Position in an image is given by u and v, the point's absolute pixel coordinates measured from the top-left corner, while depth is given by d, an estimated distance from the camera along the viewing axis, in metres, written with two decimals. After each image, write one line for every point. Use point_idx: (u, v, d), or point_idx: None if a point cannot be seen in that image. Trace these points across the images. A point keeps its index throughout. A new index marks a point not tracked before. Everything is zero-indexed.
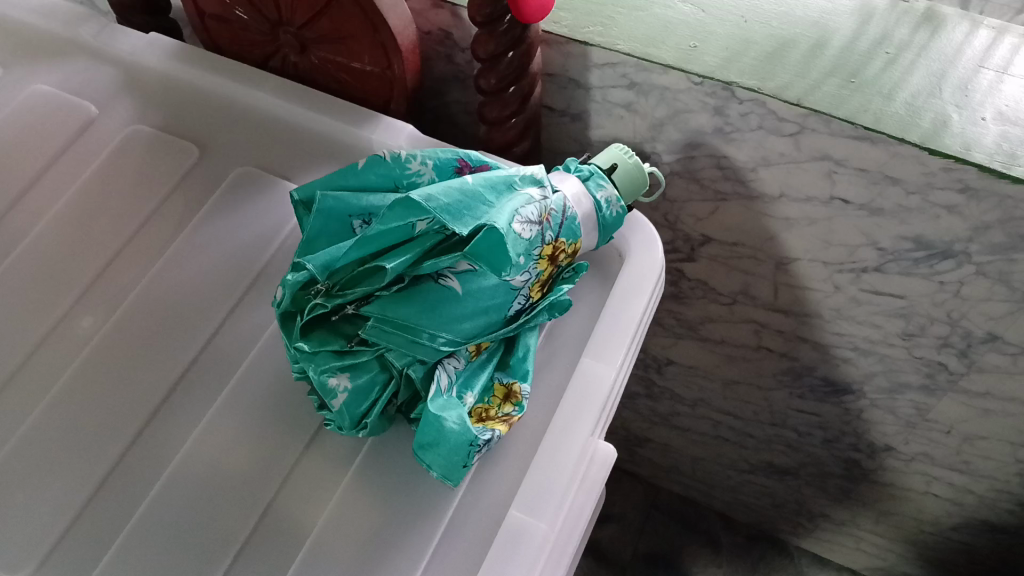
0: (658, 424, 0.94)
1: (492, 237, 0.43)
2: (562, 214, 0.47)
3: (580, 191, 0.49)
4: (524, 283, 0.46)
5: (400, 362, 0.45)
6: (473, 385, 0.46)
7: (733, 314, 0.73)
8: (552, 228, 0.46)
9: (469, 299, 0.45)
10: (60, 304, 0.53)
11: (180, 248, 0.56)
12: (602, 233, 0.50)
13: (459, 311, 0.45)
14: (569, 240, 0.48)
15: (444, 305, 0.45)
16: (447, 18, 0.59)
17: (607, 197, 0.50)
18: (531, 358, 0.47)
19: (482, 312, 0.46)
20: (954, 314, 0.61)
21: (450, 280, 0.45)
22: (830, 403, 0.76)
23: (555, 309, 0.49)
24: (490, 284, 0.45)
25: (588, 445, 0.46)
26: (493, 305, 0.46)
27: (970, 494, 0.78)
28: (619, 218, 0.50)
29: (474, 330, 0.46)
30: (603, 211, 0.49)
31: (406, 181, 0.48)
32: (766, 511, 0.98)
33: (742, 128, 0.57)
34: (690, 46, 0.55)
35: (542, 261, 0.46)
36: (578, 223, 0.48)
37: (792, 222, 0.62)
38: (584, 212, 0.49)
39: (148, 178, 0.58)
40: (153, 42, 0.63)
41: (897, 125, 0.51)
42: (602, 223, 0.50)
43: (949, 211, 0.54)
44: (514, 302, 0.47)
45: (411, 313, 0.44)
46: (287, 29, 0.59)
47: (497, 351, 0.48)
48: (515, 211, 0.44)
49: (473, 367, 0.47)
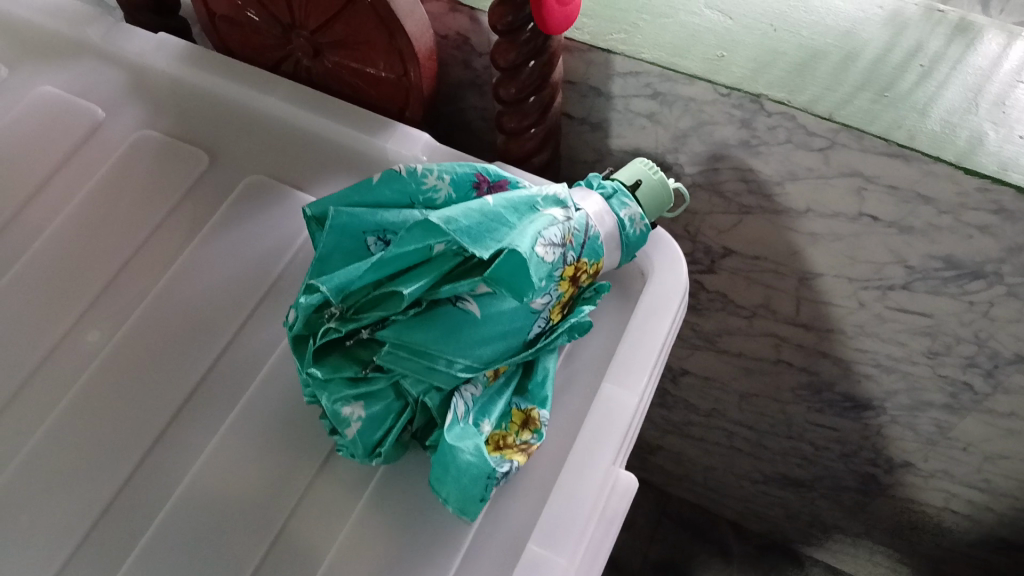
0: (671, 432, 0.93)
1: (513, 261, 0.42)
2: (585, 233, 0.45)
3: (602, 209, 0.47)
4: (544, 305, 0.45)
5: (417, 390, 0.44)
6: (490, 414, 0.44)
7: (753, 327, 0.71)
8: (575, 248, 0.45)
9: (488, 323, 0.44)
10: (68, 316, 0.52)
11: (190, 260, 0.54)
12: (624, 252, 0.49)
13: (477, 335, 0.44)
14: (591, 259, 0.46)
15: (462, 330, 0.43)
16: (465, 23, 0.57)
17: (631, 215, 0.48)
18: (550, 383, 0.46)
19: (502, 336, 0.44)
20: (981, 334, 0.59)
21: (469, 304, 0.44)
22: (850, 418, 0.74)
23: (576, 330, 0.47)
24: (510, 308, 0.44)
25: (608, 475, 0.45)
26: (513, 328, 0.44)
27: (989, 512, 0.76)
28: (642, 236, 0.48)
29: (493, 355, 0.44)
30: (626, 229, 0.48)
31: (422, 197, 0.47)
32: (778, 521, 0.96)
33: (769, 142, 0.55)
34: (717, 56, 0.53)
35: (563, 281, 0.45)
36: (600, 243, 0.46)
37: (817, 237, 0.60)
38: (607, 231, 0.47)
39: (157, 186, 0.57)
40: (163, 44, 0.61)
41: (931, 142, 0.49)
42: (625, 241, 0.48)
43: (982, 231, 0.52)
44: (533, 324, 0.45)
45: (428, 338, 0.43)
46: (299, 33, 0.57)
47: (515, 375, 0.47)
48: (540, 234, 0.42)
49: (489, 393, 0.45)
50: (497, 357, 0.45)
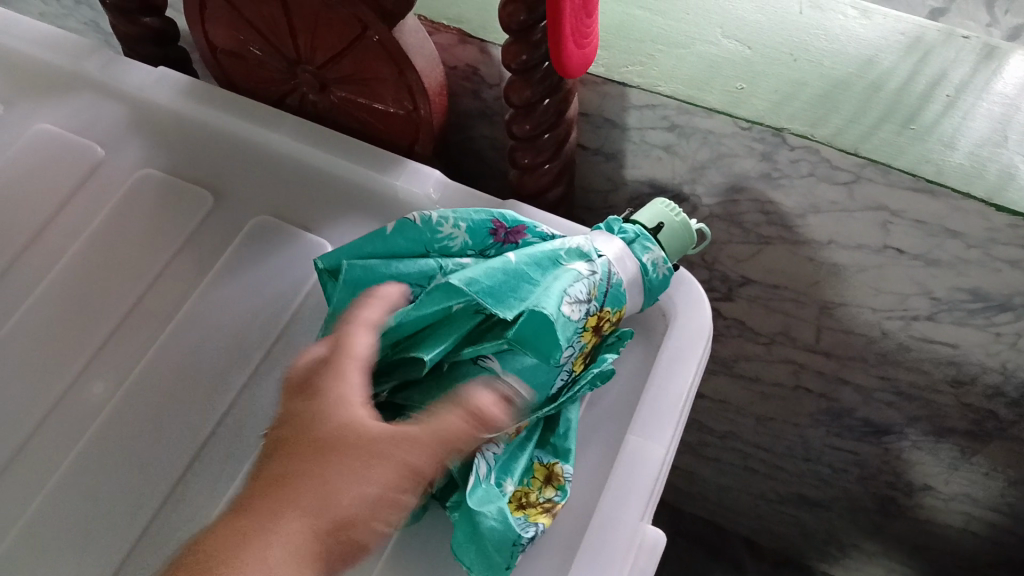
0: (685, 451, 0.92)
1: (537, 319, 0.41)
2: (608, 281, 0.44)
3: (624, 252, 0.46)
4: (568, 359, 0.43)
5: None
6: (510, 473, 0.43)
7: (771, 353, 0.70)
8: (597, 300, 0.44)
9: (510, 378, 0.43)
10: (72, 367, 0.51)
11: (197, 306, 0.53)
12: (647, 296, 0.47)
13: (499, 391, 0.43)
14: (615, 308, 0.45)
15: (482, 387, 0.42)
16: (475, 54, 0.55)
17: (653, 259, 0.46)
18: (572, 436, 0.45)
19: (526, 392, 0.43)
20: (1008, 364, 0.58)
21: (490, 361, 0.43)
22: (869, 442, 0.73)
23: (597, 379, 0.45)
24: (531, 362, 0.43)
25: (635, 534, 0.44)
26: (536, 384, 0.43)
27: (1011, 534, 0.75)
28: (664, 279, 0.47)
29: (516, 411, 0.43)
30: (648, 274, 0.46)
31: (434, 244, 0.46)
32: (793, 539, 0.95)
33: (791, 175, 0.54)
34: (736, 88, 0.52)
35: (587, 332, 0.44)
36: (622, 290, 0.45)
37: (840, 268, 0.58)
38: (629, 276, 0.46)
39: (160, 228, 0.55)
40: (163, 78, 0.59)
41: (960, 177, 0.48)
42: (647, 286, 0.47)
43: (1012, 265, 0.51)
44: (556, 378, 0.44)
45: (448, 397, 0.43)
46: (306, 68, 0.56)
47: (537, 429, 0.45)
48: (565, 290, 0.41)
49: (511, 449, 0.44)
50: (521, 413, 0.43)
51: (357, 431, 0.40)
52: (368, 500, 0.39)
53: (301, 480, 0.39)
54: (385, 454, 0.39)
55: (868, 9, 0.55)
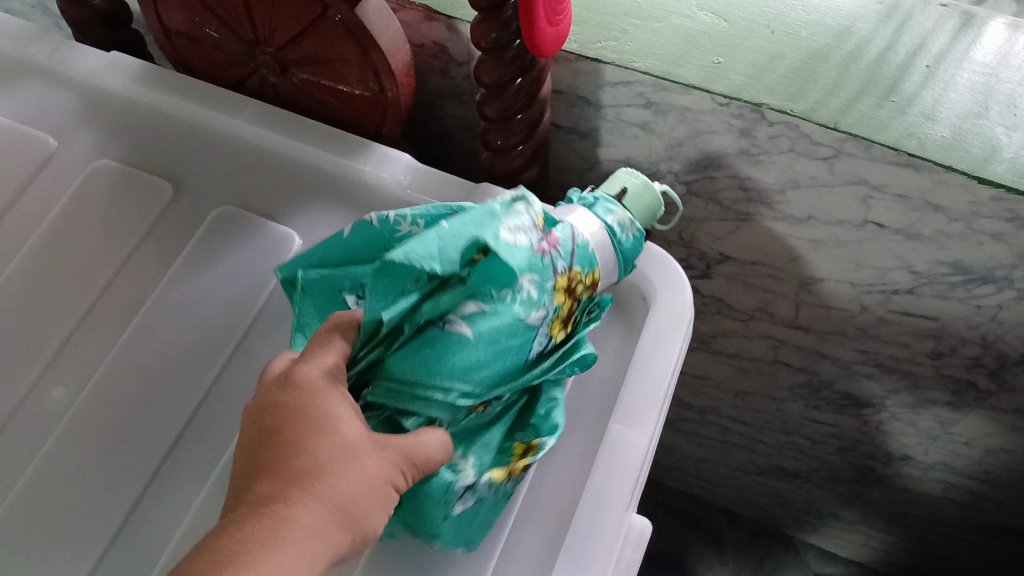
0: (664, 426, 0.92)
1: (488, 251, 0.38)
2: (571, 242, 0.42)
3: (587, 218, 0.45)
4: (541, 319, 0.41)
5: (415, 424, 0.41)
6: (476, 447, 0.42)
7: (750, 329, 0.69)
8: (564, 257, 0.41)
9: (484, 343, 0.39)
10: (29, 372, 0.48)
11: (158, 303, 0.50)
12: (619, 261, 0.46)
13: (471, 356, 0.39)
14: (585, 269, 0.43)
15: (452, 354, 0.39)
16: (442, 31, 0.53)
17: (619, 221, 0.45)
18: (556, 414, 0.44)
19: (499, 355, 0.40)
20: (988, 336, 0.58)
21: (457, 324, 0.39)
22: (848, 415, 0.73)
23: (578, 365, 0.44)
24: (503, 321, 0.39)
25: (623, 525, 0.43)
26: (513, 349, 0.40)
27: (988, 500, 0.76)
28: (636, 242, 0.46)
29: (493, 378, 0.40)
30: (617, 236, 0.45)
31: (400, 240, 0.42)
32: (772, 509, 0.96)
33: (770, 150, 0.52)
34: (713, 63, 0.50)
35: (558, 291, 0.41)
36: (591, 249, 0.43)
37: (819, 243, 0.57)
38: (598, 240, 0.44)
39: (118, 222, 0.53)
40: (115, 63, 0.56)
41: (943, 151, 0.47)
42: (620, 252, 0.45)
43: (994, 238, 0.50)
44: (533, 342, 0.41)
45: (418, 369, 0.39)
46: (264, 49, 0.53)
47: (518, 407, 0.43)
48: (511, 222, 0.39)
49: (483, 421, 0.42)
50: (496, 382, 0.41)
51: (350, 418, 0.36)
52: (373, 486, 0.35)
53: (303, 457, 0.34)
54: (383, 447, 0.36)
55: None
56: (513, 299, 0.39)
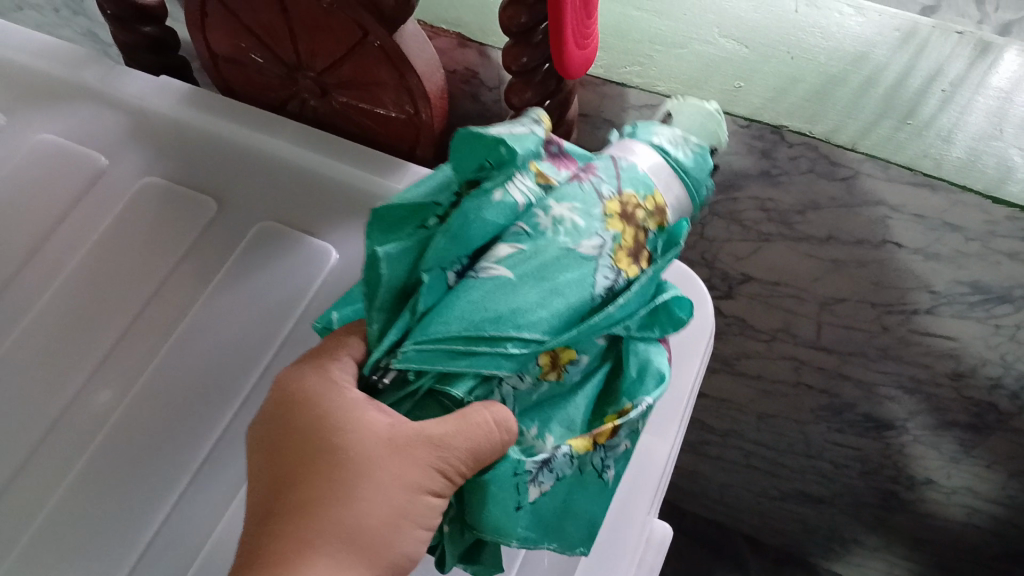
0: (687, 450, 0.92)
1: (504, 156, 0.38)
2: (613, 167, 0.40)
3: (630, 145, 0.42)
4: (598, 249, 0.37)
5: (463, 389, 0.37)
6: (554, 422, 0.38)
7: (772, 350, 0.70)
8: (608, 183, 0.39)
9: (531, 282, 0.36)
10: (75, 378, 0.50)
11: (200, 314, 0.53)
12: (685, 181, 0.41)
13: (519, 294, 0.35)
14: (642, 192, 0.40)
15: (496, 293, 0.35)
16: (475, 57, 0.56)
17: (670, 138, 0.42)
18: (648, 379, 0.39)
19: (552, 294, 0.36)
20: (1008, 356, 0.59)
21: (495, 265, 0.36)
22: (871, 438, 0.73)
23: (668, 326, 0.40)
24: (551, 250, 0.37)
25: (645, 528, 0.45)
26: (568, 287, 0.36)
27: (1012, 525, 0.76)
28: (695, 158, 0.42)
29: (556, 324, 0.36)
30: (675, 155, 0.42)
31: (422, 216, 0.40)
32: (795, 535, 0.97)
33: (789, 171, 0.54)
34: (735, 87, 0.52)
35: (612, 219, 0.38)
36: (644, 175, 0.40)
37: (839, 264, 0.59)
38: (653, 163, 0.41)
39: (161, 239, 0.55)
40: (164, 87, 0.59)
41: (959, 172, 0.48)
42: (685, 172, 0.42)
43: (1011, 258, 0.52)
44: (596, 276, 0.37)
45: (462, 320, 0.35)
46: (306, 73, 0.57)
47: (600, 378, 0.40)
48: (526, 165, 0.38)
49: (561, 393, 0.39)
50: (560, 328, 0.36)
51: (358, 434, 0.37)
52: (389, 501, 0.36)
53: (308, 495, 0.36)
54: (397, 454, 0.36)
55: (863, 5, 0.54)
56: (554, 232, 0.37)
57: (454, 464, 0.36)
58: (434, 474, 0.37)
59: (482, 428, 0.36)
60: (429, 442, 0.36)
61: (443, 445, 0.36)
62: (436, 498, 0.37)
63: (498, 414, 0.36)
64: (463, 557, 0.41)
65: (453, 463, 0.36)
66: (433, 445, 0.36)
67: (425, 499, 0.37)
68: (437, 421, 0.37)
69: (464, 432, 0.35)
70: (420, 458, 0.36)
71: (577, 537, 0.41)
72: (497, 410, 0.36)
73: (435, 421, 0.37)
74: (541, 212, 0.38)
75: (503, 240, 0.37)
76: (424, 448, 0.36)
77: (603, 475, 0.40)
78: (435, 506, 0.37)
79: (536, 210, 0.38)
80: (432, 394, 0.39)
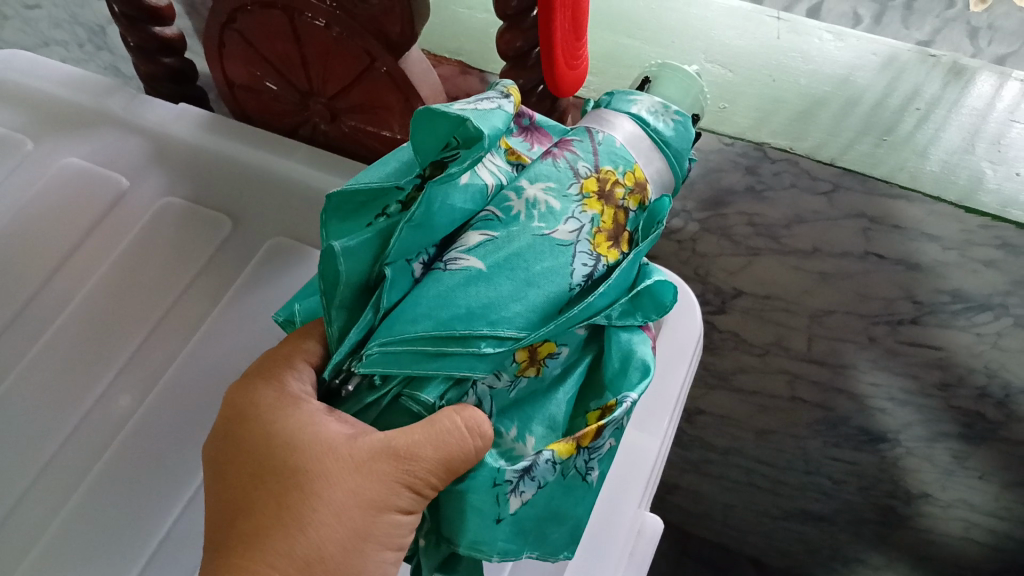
0: (690, 470, 0.94)
1: (470, 132, 0.38)
2: (592, 143, 0.42)
3: (608, 116, 0.44)
4: (575, 233, 0.39)
5: (434, 394, 0.38)
6: (534, 422, 0.40)
7: (767, 364, 0.72)
8: (584, 159, 0.42)
9: (503, 276, 0.37)
10: (98, 383, 0.54)
11: (216, 321, 0.56)
12: (667, 153, 0.44)
13: (492, 290, 0.37)
14: (620, 168, 0.42)
15: (471, 290, 0.37)
16: (476, 84, 0.60)
17: (647, 108, 0.45)
18: (634, 371, 0.41)
19: (526, 287, 0.37)
20: (992, 364, 0.60)
21: (467, 260, 0.38)
22: (866, 451, 0.75)
23: (651, 311, 0.43)
24: (526, 243, 0.38)
25: (636, 521, 0.48)
26: (542, 277, 0.38)
27: (1010, 539, 0.77)
28: (676, 129, 0.44)
29: (529, 319, 0.37)
30: (652, 124, 0.44)
31: (382, 199, 0.41)
32: (798, 555, 0.98)
33: (774, 186, 0.57)
34: (720, 108, 0.55)
35: (589, 199, 0.40)
36: (621, 149, 0.43)
37: (826, 276, 0.61)
38: (629, 134, 0.44)
39: (182, 252, 0.59)
40: (183, 114, 0.64)
41: (933, 184, 0.51)
42: (662, 140, 0.44)
43: (988, 265, 0.54)
44: (574, 263, 0.39)
45: (431, 319, 0.36)
46: (318, 99, 0.61)
47: (583, 368, 0.42)
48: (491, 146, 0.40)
49: (541, 387, 0.41)
50: (535, 321, 0.38)
51: (320, 451, 0.38)
52: (352, 520, 0.37)
53: (270, 518, 0.38)
54: (360, 470, 0.37)
55: (842, 31, 0.55)
56: (528, 216, 0.39)
57: (420, 476, 0.37)
58: (398, 490, 0.38)
59: (452, 434, 0.36)
60: (393, 455, 0.37)
61: (409, 457, 0.37)
62: (403, 515, 0.39)
63: (470, 419, 0.37)
64: (441, 567, 0.43)
65: (418, 475, 0.37)
66: (399, 459, 0.37)
67: (392, 517, 0.38)
68: (401, 431, 0.38)
69: (435, 441, 0.36)
70: (386, 475, 0.37)
71: (561, 541, 0.43)
72: (468, 414, 0.37)
73: (399, 432, 0.38)
74: (514, 195, 0.40)
75: (474, 227, 0.39)
76: (388, 463, 0.37)
77: (587, 476, 0.41)
78: (402, 524, 0.39)
79: (507, 192, 0.40)
80: (401, 401, 0.40)
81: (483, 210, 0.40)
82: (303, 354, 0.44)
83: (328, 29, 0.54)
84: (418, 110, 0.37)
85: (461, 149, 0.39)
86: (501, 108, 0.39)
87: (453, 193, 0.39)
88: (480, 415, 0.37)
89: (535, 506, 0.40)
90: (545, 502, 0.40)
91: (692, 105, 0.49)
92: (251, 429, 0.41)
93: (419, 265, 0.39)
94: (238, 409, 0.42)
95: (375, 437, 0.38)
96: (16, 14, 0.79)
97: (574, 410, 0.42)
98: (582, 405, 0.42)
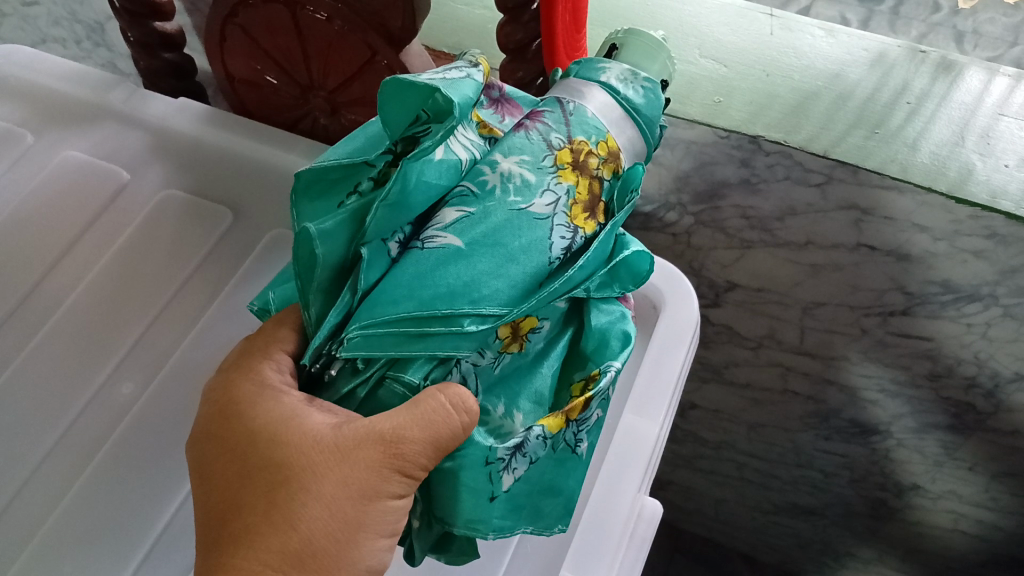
0: (682, 465, 0.96)
1: (439, 104, 0.39)
2: (565, 114, 0.43)
3: (580, 86, 0.44)
4: (552, 206, 0.40)
5: (418, 373, 0.39)
6: (521, 399, 0.41)
7: (759, 357, 0.74)
8: (557, 130, 0.42)
9: (483, 251, 0.38)
10: (102, 369, 0.55)
11: (219, 312, 0.58)
12: (638, 121, 0.45)
13: (472, 266, 0.37)
14: (593, 138, 0.42)
15: (451, 267, 0.37)
16: None
17: (617, 76, 0.45)
18: (614, 342, 0.42)
19: (505, 263, 0.38)
20: (981, 354, 0.62)
21: (445, 238, 0.38)
22: (857, 444, 0.76)
23: (628, 283, 0.43)
24: (503, 219, 0.39)
25: (636, 503, 0.49)
26: (522, 252, 0.38)
27: (998, 530, 0.78)
28: (646, 96, 0.45)
29: (511, 294, 0.38)
30: (623, 93, 0.44)
31: (353, 177, 0.41)
32: (790, 551, 1.00)
33: (768, 179, 0.58)
34: (714, 102, 0.56)
35: (564, 171, 0.41)
36: (593, 118, 0.43)
37: (818, 267, 0.63)
38: (600, 105, 0.44)
39: (184, 242, 0.61)
40: (183, 107, 0.65)
41: (923, 173, 0.52)
42: (634, 109, 0.44)
43: (976, 255, 0.55)
44: (553, 236, 0.39)
45: (413, 300, 0.36)
46: (318, 92, 0.63)
47: (565, 342, 0.43)
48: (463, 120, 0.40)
49: (526, 362, 0.42)
50: (518, 296, 0.38)
51: (306, 442, 0.37)
52: (344, 512, 0.36)
53: (259, 517, 0.36)
54: (350, 460, 0.36)
55: (833, 27, 0.55)
56: (504, 191, 0.39)
57: (410, 459, 0.36)
58: (390, 477, 0.37)
59: (437, 413, 0.36)
60: (381, 440, 0.36)
61: (396, 441, 0.36)
62: (396, 501, 0.38)
63: (454, 396, 0.36)
64: (433, 548, 0.43)
65: (408, 459, 0.36)
66: (386, 443, 0.36)
67: (386, 505, 0.37)
68: (386, 415, 0.37)
69: (422, 420, 0.36)
70: (375, 462, 0.36)
71: (554, 515, 0.43)
72: (452, 391, 0.36)
73: (384, 417, 0.37)
74: (488, 169, 0.40)
75: (449, 204, 0.40)
76: (376, 449, 0.36)
77: (577, 448, 0.42)
78: (394, 510, 0.38)
79: (481, 166, 0.40)
80: (385, 384, 0.40)
81: (459, 185, 0.40)
82: (277, 345, 0.43)
83: (330, 22, 0.56)
84: (386, 82, 0.38)
85: (431, 122, 0.40)
86: (470, 78, 0.40)
87: (428, 169, 0.39)
88: (463, 390, 0.37)
89: (527, 482, 0.40)
90: (538, 477, 0.41)
91: (662, 73, 0.47)
92: (231, 427, 0.40)
93: (396, 244, 0.39)
94: (220, 405, 0.41)
95: (360, 423, 0.37)
96: (14, 11, 0.80)
97: (559, 384, 0.43)
98: (566, 378, 0.43)
